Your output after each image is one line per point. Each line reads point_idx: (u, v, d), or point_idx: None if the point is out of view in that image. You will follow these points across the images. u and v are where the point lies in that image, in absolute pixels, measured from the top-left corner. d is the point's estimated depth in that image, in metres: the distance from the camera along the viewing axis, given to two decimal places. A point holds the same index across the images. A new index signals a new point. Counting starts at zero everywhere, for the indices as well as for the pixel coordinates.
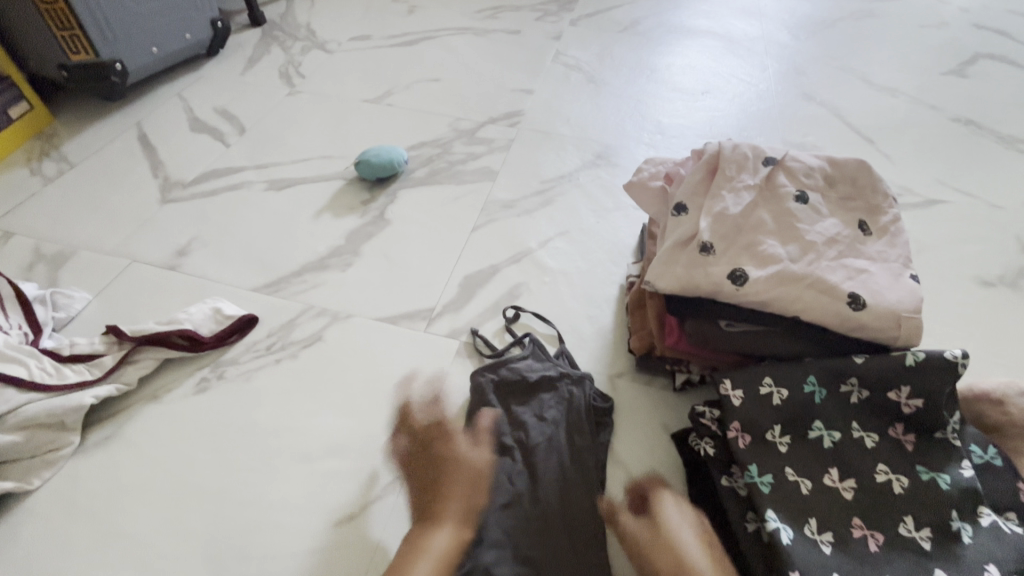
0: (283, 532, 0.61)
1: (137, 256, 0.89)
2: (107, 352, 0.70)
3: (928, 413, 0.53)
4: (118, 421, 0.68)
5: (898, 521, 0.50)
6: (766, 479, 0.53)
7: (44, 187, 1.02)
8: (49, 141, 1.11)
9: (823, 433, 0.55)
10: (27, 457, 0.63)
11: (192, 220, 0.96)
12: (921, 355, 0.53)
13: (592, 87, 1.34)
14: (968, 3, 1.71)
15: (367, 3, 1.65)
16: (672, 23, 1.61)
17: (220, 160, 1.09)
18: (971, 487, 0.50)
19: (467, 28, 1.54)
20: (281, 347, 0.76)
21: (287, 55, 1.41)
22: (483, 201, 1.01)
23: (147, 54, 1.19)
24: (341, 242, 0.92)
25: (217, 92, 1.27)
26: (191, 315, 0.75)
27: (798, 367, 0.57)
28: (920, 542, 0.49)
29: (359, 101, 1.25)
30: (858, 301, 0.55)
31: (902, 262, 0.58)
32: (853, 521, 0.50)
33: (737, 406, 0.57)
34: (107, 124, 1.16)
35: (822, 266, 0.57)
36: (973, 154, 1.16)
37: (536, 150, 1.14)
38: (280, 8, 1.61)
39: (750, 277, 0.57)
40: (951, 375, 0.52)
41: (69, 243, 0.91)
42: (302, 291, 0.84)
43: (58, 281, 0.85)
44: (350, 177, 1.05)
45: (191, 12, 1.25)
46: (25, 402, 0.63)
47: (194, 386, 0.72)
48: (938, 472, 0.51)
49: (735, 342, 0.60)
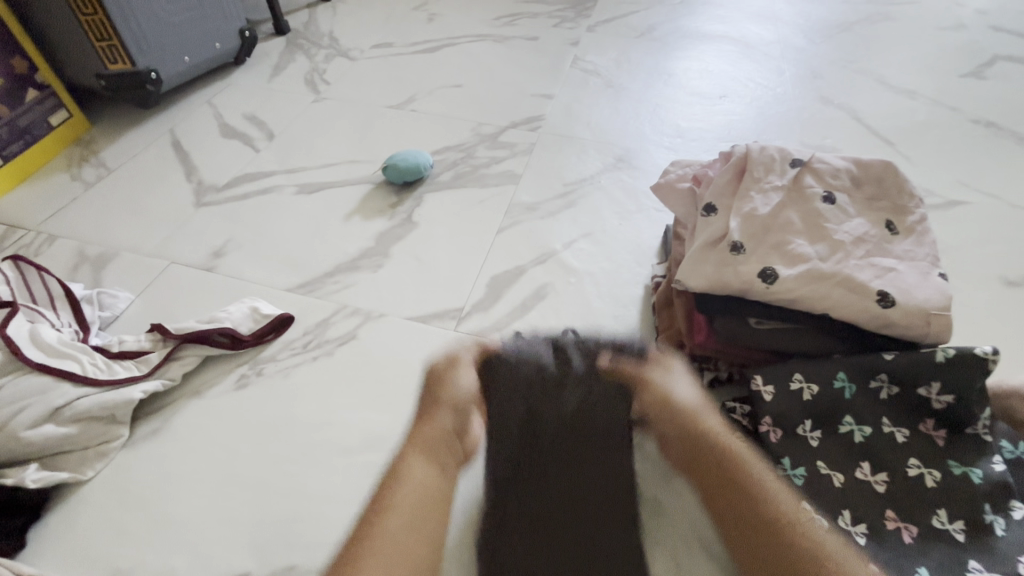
0: (325, 523, 0.63)
1: (175, 257, 0.92)
2: (153, 349, 0.73)
3: (958, 408, 0.54)
4: (164, 416, 0.71)
5: (932, 514, 0.51)
6: (799, 472, 0.55)
7: (84, 192, 1.06)
8: (87, 148, 1.15)
9: (854, 428, 0.56)
10: (80, 448, 0.65)
11: (227, 223, 0.99)
12: (952, 352, 0.54)
13: (611, 92, 1.36)
14: (985, 5, 1.72)
15: (388, 12, 1.69)
16: (688, 28, 1.63)
17: (251, 165, 1.12)
18: (1002, 481, 0.51)
19: (486, 34, 1.57)
20: (316, 345, 0.79)
21: (311, 63, 1.44)
22: (507, 204, 1.04)
23: (180, 63, 1.23)
24: (371, 244, 0.95)
25: (246, 99, 1.30)
26: (231, 314, 0.78)
27: (829, 363, 0.57)
28: (953, 534, 0.50)
29: (383, 107, 1.28)
30: (887, 299, 0.56)
31: (930, 261, 0.59)
32: (886, 514, 0.52)
33: (768, 401, 0.58)
34: (142, 130, 1.20)
35: (851, 264, 0.58)
36: (994, 155, 1.16)
37: (557, 153, 1.16)
38: (304, 18, 1.65)
39: (780, 275, 0.58)
40: (980, 371, 0.53)
41: (110, 246, 0.95)
42: (335, 291, 0.86)
43: (102, 282, 0.88)
44: (377, 181, 1.07)
45: (221, 22, 1.29)
46: (79, 396, 0.66)
47: (235, 382, 0.74)
48: (970, 466, 0.52)
49: (764, 339, 0.61)
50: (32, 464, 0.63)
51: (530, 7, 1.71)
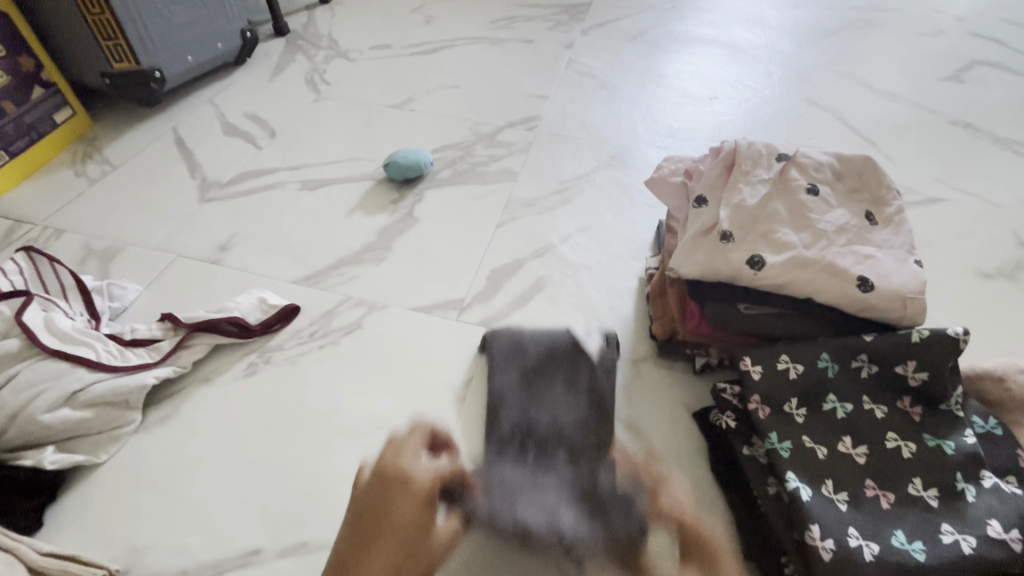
0: (335, 501, 0.65)
1: (182, 251, 0.94)
2: (164, 337, 0.75)
3: (932, 386, 0.57)
4: (176, 401, 0.73)
5: (908, 482, 0.54)
6: (786, 445, 0.57)
7: (89, 187, 1.08)
8: (91, 145, 1.17)
9: (836, 405, 0.59)
10: (95, 432, 0.68)
11: (232, 218, 1.01)
12: (925, 333, 0.58)
13: (605, 93, 1.40)
14: (964, 12, 1.78)
15: (386, 14, 1.72)
16: (679, 32, 1.68)
17: (254, 162, 1.15)
18: (972, 452, 0.54)
19: (482, 37, 1.61)
20: (323, 334, 0.81)
21: (311, 63, 1.47)
22: (506, 200, 1.07)
23: (183, 62, 1.25)
24: (374, 238, 0.97)
25: (247, 98, 1.33)
26: (240, 304, 0.80)
27: (813, 346, 0.61)
28: (927, 500, 0.53)
29: (383, 107, 1.31)
30: (866, 283, 0.60)
31: (906, 248, 0.63)
32: (866, 482, 0.55)
33: (756, 380, 0.61)
34: (145, 128, 1.22)
35: (833, 252, 0.62)
36: (972, 155, 1.21)
37: (553, 152, 1.20)
38: (303, 19, 1.68)
39: (767, 262, 0.62)
40: (954, 351, 0.57)
41: (117, 240, 0.96)
42: (339, 283, 0.89)
43: (109, 275, 0.90)
44: (378, 178, 1.10)
45: (223, 22, 1.32)
46: (93, 381, 0.68)
47: (243, 369, 0.77)
48: (943, 439, 0.56)
49: (753, 323, 0.65)
50: (49, 447, 0.65)
51: (526, 11, 1.75)
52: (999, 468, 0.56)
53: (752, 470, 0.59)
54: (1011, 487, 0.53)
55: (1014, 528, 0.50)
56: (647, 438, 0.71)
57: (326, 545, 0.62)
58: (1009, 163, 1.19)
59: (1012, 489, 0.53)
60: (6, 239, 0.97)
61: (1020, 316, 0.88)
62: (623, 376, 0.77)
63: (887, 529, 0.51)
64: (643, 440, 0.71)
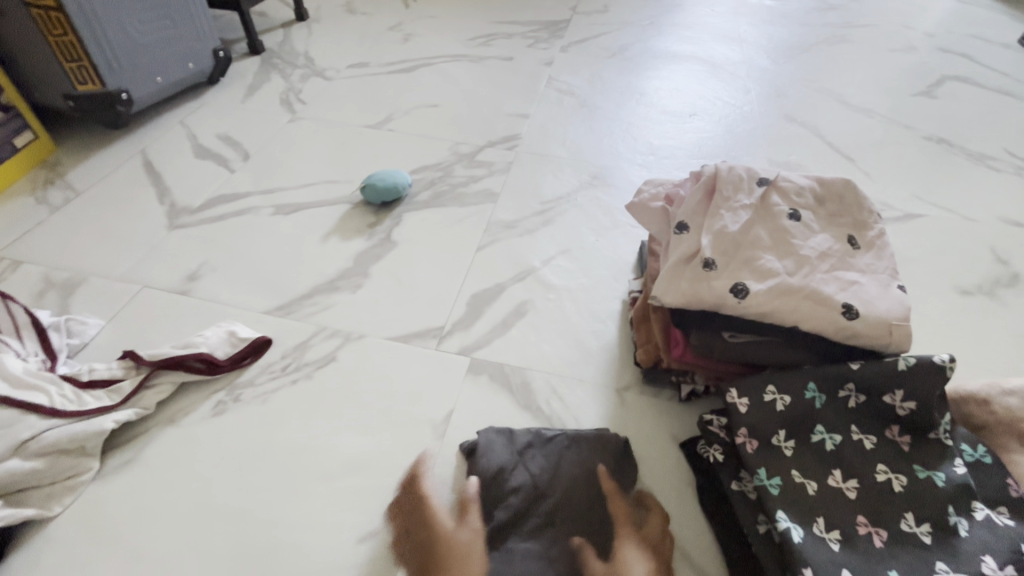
0: (309, 550, 0.62)
1: (148, 281, 0.90)
2: (125, 376, 0.71)
3: (921, 414, 0.56)
4: (137, 445, 0.69)
5: (900, 518, 0.53)
6: (774, 482, 0.56)
7: (50, 215, 1.03)
8: (54, 170, 1.13)
9: (825, 436, 0.58)
10: (49, 483, 0.63)
11: (202, 245, 0.97)
12: (912, 361, 0.57)
13: (585, 111, 1.39)
14: (933, 29, 1.82)
15: (364, 33, 1.70)
16: (657, 49, 1.69)
17: (226, 186, 1.11)
18: (963, 484, 0.53)
19: (461, 55, 1.60)
20: (296, 368, 0.78)
21: (287, 82, 1.44)
22: (486, 222, 1.05)
23: (152, 83, 1.22)
24: (350, 264, 0.95)
25: (220, 119, 1.29)
26: (207, 339, 0.76)
27: (802, 374, 0.60)
28: (921, 536, 0.52)
29: (361, 127, 1.29)
30: (851, 311, 0.59)
31: (890, 273, 0.63)
32: (858, 519, 0.53)
33: (743, 413, 0.60)
34: (112, 152, 1.18)
35: (817, 278, 0.61)
36: (947, 170, 1.23)
37: (534, 172, 1.18)
38: (278, 37, 1.65)
39: (751, 290, 0.60)
40: (940, 379, 0.56)
41: (79, 270, 0.92)
42: (313, 313, 0.86)
43: (70, 308, 0.86)
44: (355, 201, 1.08)
45: (195, 42, 1.28)
46: (46, 429, 0.64)
47: (211, 409, 0.73)
48: (934, 470, 0.55)
49: (738, 352, 0.64)
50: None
51: (505, 29, 1.75)
52: (989, 498, 0.55)
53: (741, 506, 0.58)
54: (1003, 520, 0.52)
55: (1010, 564, 0.49)
56: None
57: None
58: (983, 178, 1.21)
59: (1004, 521, 0.52)
60: None
61: (1000, 332, 0.88)
62: (607, 405, 0.75)
63: (881, 570, 0.50)
64: None
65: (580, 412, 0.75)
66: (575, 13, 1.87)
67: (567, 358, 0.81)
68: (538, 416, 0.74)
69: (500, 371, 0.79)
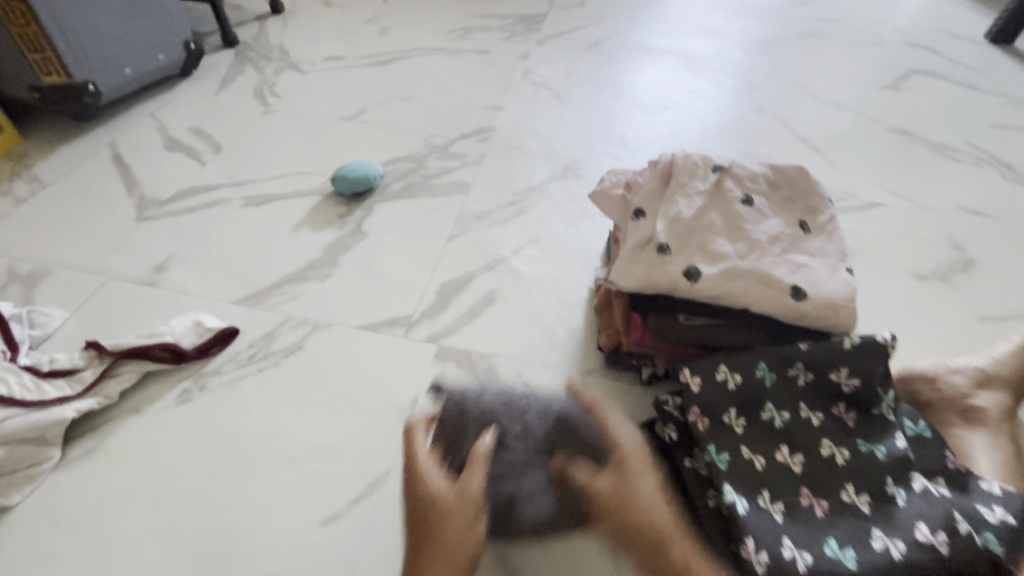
0: (272, 533, 0.62)
1: (114, 273, 0.90)
2: (88, 366, 0.71)
3: (865, 391, 0.59)
4: (100, 434, 0.69)
5: (841, 489, 0.55)
6: (723, 457, 0.58)
7: (15, 208, 1.02)
8: (20, 163, 1.11)
9: (774, 413, 0.60)
10: (8, 472, 0.63)
11: (170, 237, 0.97)
12: (857, 339, 0.59)
13: (559, 103, 1.40)
14: (903, 24, 1.86)
15: (340, 26, 1.70)
16: (633, 43, 1.71)
17: (197, 178, 1.11)
18: (903, 456, 0.55)
19: (438, 48, 1.60)
20: (262, 357, 0.79)
21: (261, 75, 1.44)
22: (457, 213, 1.06)
23: (121, 75, 1.21)
24: (319, 255, 0.95)
25: (192, 112, 1.29)
26: (173, 328, 0.77)
27: (755, 355, 0.62)
28: (860, 506, 0.54)
29: (335, 119, 1.29)
30: (799, 292, 0.61)
31: (838, 256, 0.65)
32: (801, 491, 0.55)
33: (696, 392, 0.61)
34: (80, 144, 1.17)
35: (767, 261, 0.62)
36: (909, 160, 1.26)
37: (507, 163, 1.19)
38: (253, 30, 1.64)
39: (703, 273, 0.62)
40: (881, 356, 0.59)
41: (44, 262, 0.92)
42: (282, 303, 0.86)
43: (35, 300, 0.85)
44: (326, 192, 1.08)
45: (165, 34, 1.27)
46: (5, 418, 0.64)
47: (176, 398, 0.73)
48: (876, 444, 0.57)
49: (691, 335, 0.65)
50: None
51: (482, 23, 1.75)
52: (928, 470, 0.57)
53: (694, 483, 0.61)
54: (940, 490, 0.54)
55: (941, 530, 0.50)
56: None
57: None
58: (943, 168, 1.24)
59: (941, 491, 0.54)
60: None
61: (952, 316, 0.91)
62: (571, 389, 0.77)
63: (820, 538, 0.52)
64: None
65: (544, 396, 0.76)
66: (552, 7, 1.88)
67: (534, 344, 0.83)
68: (502, 401, 0.75)
69: (466, 357, 0.80)
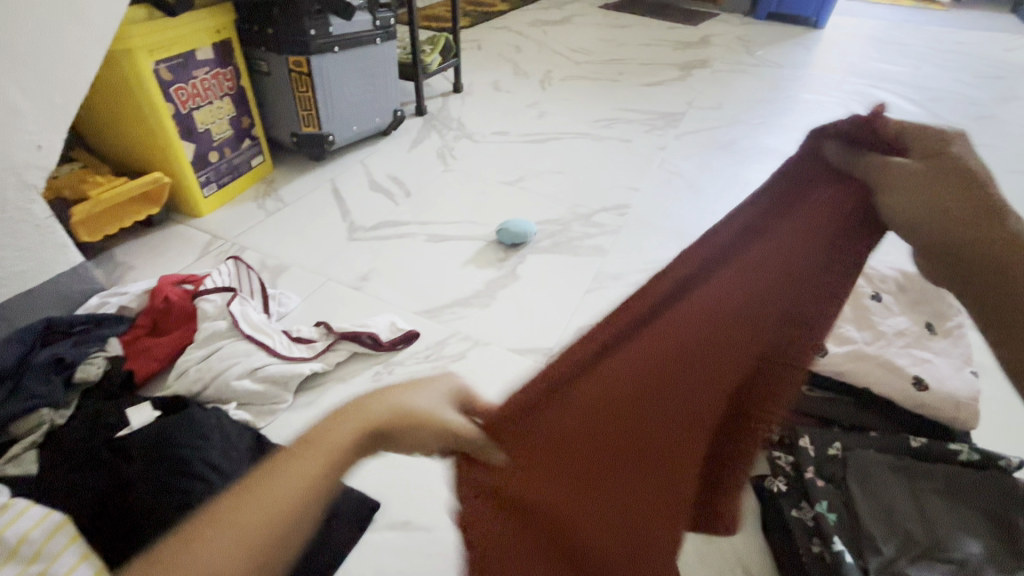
0: (437, 497, 0.77)
1: (331, 277, 1.16)
2: (319, 339, 0.95)
3: (983, 471, 0.66)
4: (316, 392, 0.90)
5: (946, 542, 0.61)
6: (831, 512, 0.64)
7: (267, 218, 1.34)
8: (270, 184, 1.46)
9: (875, 482, 0.66)
10: (259, 403, 0.85)
11: (372, 257, 1.24)
12: (976, 456, 0.67)
13: (693, 192, 1.57)
14: None
15: (506, 106, 2.03)
16: (762, 145, 1.85)
17: (392, 214, 1.39)
18: (1000, 518, 0.62)
19: (586, 133, 1.87)
20: (436, 358, 0.98)
21: (442, 139, 1.76)
22: (596, 272, 1.23)
23: (349, 131, 1.55)
24: (482, 287, 1.16)
25: (391, 162, 1.61)
26: (377, 324, 0.99)
27: (888, 442, 0.70)
28: (958, 553, 0.60)
29: (500, 182, 1.55)
30: (922, 383, 0.72)
31: (964, 359, 0.75)
32: (872, 539, 0.61)
33: (811, 455, 0.70)
34: (312, 177, 1.51)
35: (891, 350, 0.76)
36: None
37: (643, 238, 1.36)
38: (438, 104, 2.01)
39: (830, 351, 0.77)
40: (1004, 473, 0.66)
41: (284, 261, 1.21)
42: (453, 320, 1.07)
43: (276, 286, 1.13)
44: (490, 240, 1.31)
45: (384, 103, 1.62)
46: (266, 364, 0.87)
47: (371, 376, 0.93)
48: (998, 515, 0.63)
49: (813, 402, 0.76)
50: (232, 403, 0.84)
51: (626, 116, 2.01)
52: None
53: (835, 520, 0.63)
54: None
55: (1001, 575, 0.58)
56: None
57: (424, 526, 0.74)
58: None
59: None
60: (206, 249, 1.23)
61: None
62: None
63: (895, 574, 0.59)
64: None
65: None
66: (690, 108, 2.11)
67: None
68: None
69: None
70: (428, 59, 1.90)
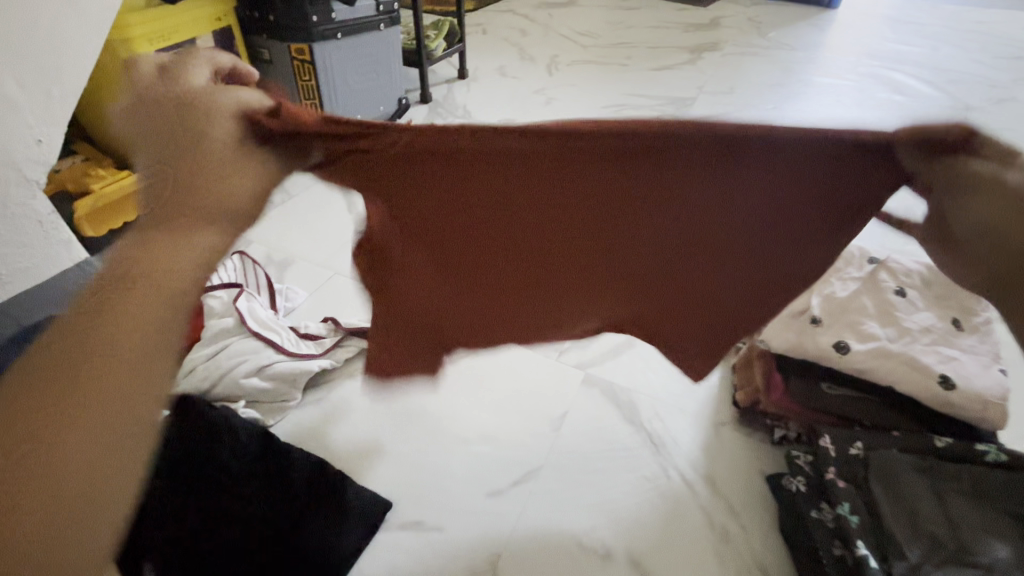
0: (449, 496, 0.76)
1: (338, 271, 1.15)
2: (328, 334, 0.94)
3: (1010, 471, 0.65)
4: (325, 390, 0.89)
5: (972, 545, 0.60)
6: (853, 513, 0.62)
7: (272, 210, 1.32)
8: None
9: (899, 483, 0.65)
10: (269, 401, 0.85)
11: None
12: (1003, 456, 0.66)
13: None
14: None
15: (513, 93, 1.99)
16: None
17: None
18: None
19: (594, 120, 1.83)
20: None
21: None
22: None
23: None
24: None
25: None
26: None
27: (913, 441, 0.68)
28: (984, 556, 0.59)
29: None
30: (949, 382, 0.69)
31: (991, 357, 0.73)
32: (897, 542, 0.60)
33: (831, 455, 0.68)
34: None
35: (917, 347, 0.73)
36: None
37: None
38: (443, 91, 1.97)
39: (852, 348, 0.72)
40: None
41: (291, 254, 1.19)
42: None
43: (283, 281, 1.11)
44: None
45: (389, 90, 1.59)
46: (275, 360, 0.86)
47: None
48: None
49: (833, 400, 0.74)
50: (241, 402, 0.83)
51: (636, 102, 1.96)
52: None
53: (858, 521, 0.62)
54: None
55: None
56: (724, 496, 0.77)
57: (437, 526, 0.73)
58: None
59: None
60: None
61: None
62: (704, 436, 0.84)
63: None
64: (720, 497, 0.77)
65: (678, 436, 0.84)
66: (701, 93, 2.05)
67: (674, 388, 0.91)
68: (639, 431, 0.84)
69: (610, 388, 0.90)
70: (433, 44, 1.86)
